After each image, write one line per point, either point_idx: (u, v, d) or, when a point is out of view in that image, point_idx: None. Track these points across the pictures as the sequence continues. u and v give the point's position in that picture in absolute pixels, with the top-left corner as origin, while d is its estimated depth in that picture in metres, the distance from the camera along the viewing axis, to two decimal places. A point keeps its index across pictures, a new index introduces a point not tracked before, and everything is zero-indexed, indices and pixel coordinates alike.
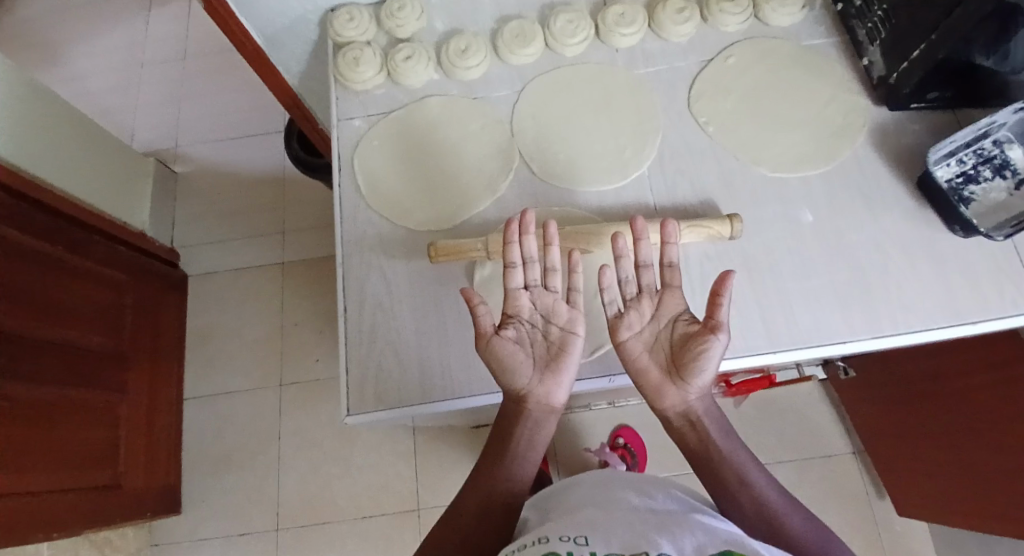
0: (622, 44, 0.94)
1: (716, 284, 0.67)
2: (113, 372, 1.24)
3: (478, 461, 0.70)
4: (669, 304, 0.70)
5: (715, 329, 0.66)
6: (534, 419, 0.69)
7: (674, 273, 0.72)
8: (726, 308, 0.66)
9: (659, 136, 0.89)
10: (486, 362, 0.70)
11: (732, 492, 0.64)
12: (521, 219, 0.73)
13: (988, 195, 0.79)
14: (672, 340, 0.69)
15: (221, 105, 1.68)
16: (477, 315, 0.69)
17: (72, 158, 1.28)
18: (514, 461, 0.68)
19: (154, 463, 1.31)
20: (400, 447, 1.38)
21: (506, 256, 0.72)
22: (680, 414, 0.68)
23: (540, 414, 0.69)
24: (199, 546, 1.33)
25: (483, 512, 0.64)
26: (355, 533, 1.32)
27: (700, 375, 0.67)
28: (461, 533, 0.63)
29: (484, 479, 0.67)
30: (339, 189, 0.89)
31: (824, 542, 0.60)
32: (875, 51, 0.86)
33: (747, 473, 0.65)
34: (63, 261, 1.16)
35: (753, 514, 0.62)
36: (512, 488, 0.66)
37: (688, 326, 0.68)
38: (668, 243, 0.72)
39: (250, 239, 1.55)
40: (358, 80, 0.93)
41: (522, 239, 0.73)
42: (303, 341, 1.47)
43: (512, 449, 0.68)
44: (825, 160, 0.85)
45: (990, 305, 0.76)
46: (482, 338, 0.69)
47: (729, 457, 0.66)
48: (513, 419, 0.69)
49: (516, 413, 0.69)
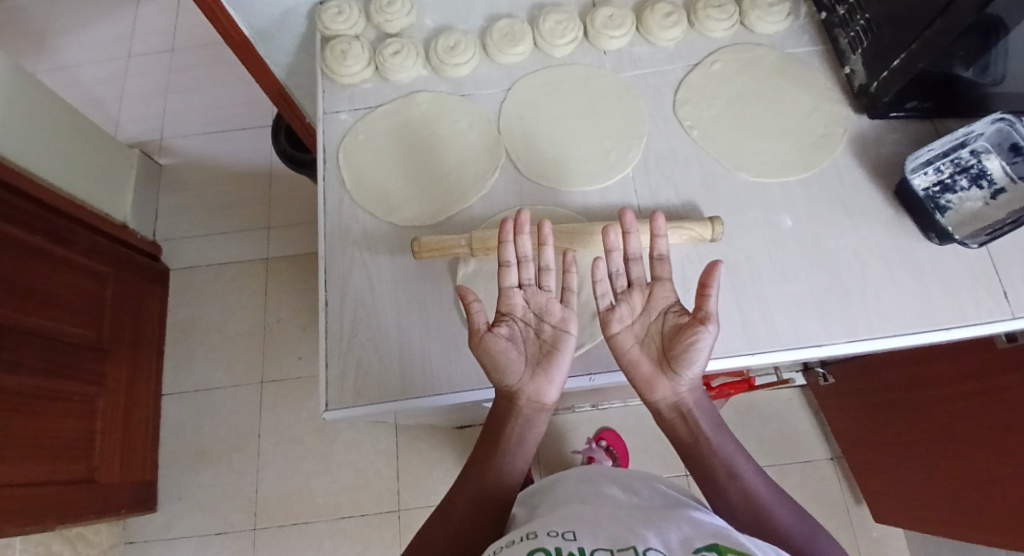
0: (611, 47, 0.95)
1: (705, 272, 0.68)
2: (93, 363, 1.23)
3: (468, 459, 0.70)
4: (661, 296, 0.71)
5: (704, 320, 0.67)
6: (527, 415, 0.69)
7: (663, 265, 0.72)
8: (714, 299, 0.67)
9: (645, 139, 0.90)
10: (478, 360, 0.70)
11: (720, 487, 0.64)
12: (515, 218, 0.72)
13: (964, 205, 0.80)
14: (663, 332, 0.70)
15: (209, 98, 1.66)
16: (471, 312, 0.69)
17: (59, 147, 1.28)
18: (505, 455, 0.68)
19: (131, 457, 1.30)
20: (380, 446, 1.37)
21: (501, 254, 0.72)
22: (671, 406, 0.69)
23: (533, 411, 0.69)
24: (171, 544, 1.31)
25: (474, 506, 0.64)
26: (332, 532, 1.31)
27: (692, 366, 0.67)
28: (450, 525, 0.63)
29: (476, 475, 0.67)
30: (323, 182, 0.89)
31: (811, 536, 0.60)
32: (857, 59, 0.88)
33: (736, 467, 0.65)
34: (45, 250, 1.15)
35: (741, 508, 0.62)
36: (501, 482, 0.66)
37: (678, 318, 0.69)
38: (656, 236, 0.73)
39: (234, 233, 1.54)
40: (346, 74, 0.93)
41: (514, 236, 0.73)
42: (286, 337, 1.46)
43: (501, 444, 0.68)
44: (805, 168, 0.86)
45: (965, 312, 0.78)
46: (474, 336, 0.69)
47: (719, 450, 0.67)
48: (504, 415, 0.70)
49: (507, 408, 0.70)
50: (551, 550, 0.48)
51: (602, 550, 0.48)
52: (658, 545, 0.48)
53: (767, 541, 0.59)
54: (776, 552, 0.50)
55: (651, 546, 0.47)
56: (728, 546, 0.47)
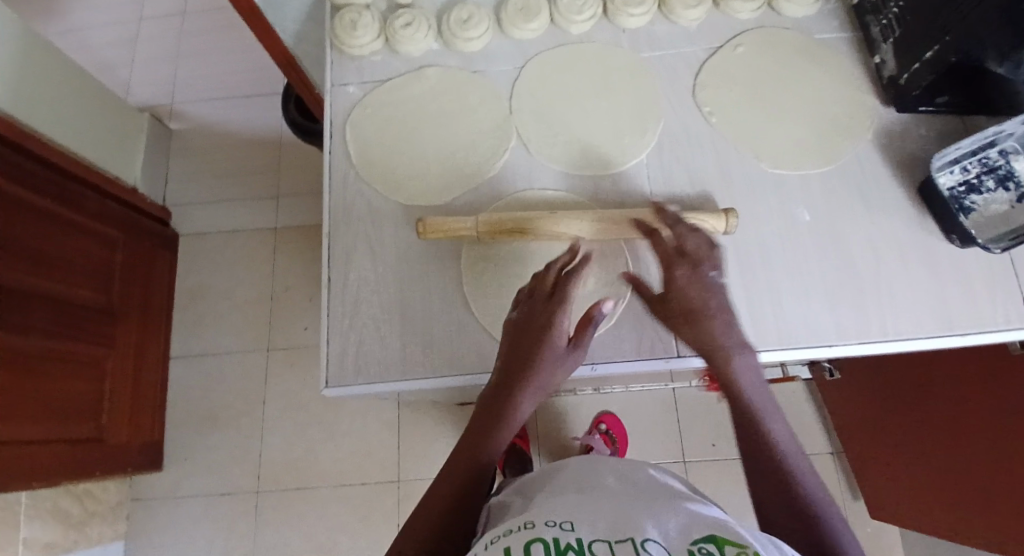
0: (630, 25, 0.91)
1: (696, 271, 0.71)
2: (103, 325, 1.24)
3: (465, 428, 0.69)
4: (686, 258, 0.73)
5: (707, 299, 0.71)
6: (523, 400, 0.67)
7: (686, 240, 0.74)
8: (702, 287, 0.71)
9: (660, 123, 0.87)
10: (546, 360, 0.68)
11: (748, 457, 0.62)
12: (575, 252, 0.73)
13: (989, 207, 0.75)
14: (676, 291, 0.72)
15: (220, 63, 1.64)
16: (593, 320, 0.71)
17: (68, 108, 1.26)
18: (493, 443, 0.66)
19: (140, 417, 1.32)
20: (384, 417, 1.38)
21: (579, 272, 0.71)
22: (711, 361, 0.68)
23: (535, 393, 0.68)
24: (177, 503, 1.34)
25: (469, 487, 0.63)
26: (335, 498, 1.33)
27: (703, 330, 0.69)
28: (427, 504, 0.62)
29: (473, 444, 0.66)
30: (329, 155, 0.88)
31: (836, 527, 0.55)
32: (888, 49, 0.84)
33: (772, 431, 0.63)
34: (54, 213, 1.14)
35: (763, 482, 0.59)
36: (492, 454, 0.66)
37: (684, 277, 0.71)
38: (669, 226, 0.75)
39: (243, 201, 1.53)
40: (355, 45, 0.90)
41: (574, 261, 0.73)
42: (292, 305, 1.46)
43: (495, 423, 0.67)
44: (824, 160, 0.84)
45: (981, 314, 0.75)
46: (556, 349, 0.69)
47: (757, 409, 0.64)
48: (505, 387, 0.68)
49: (501, 398, 0.67)
50: (549, 540, 0.47)
51: (601, 540, 0.47)
52: (657, 537, 0.47)
53: (787, 529, 0.56)
54: (775, 546, 0.48)
55: (649, 538, 0.47)
56: (726, 538, 0.46)
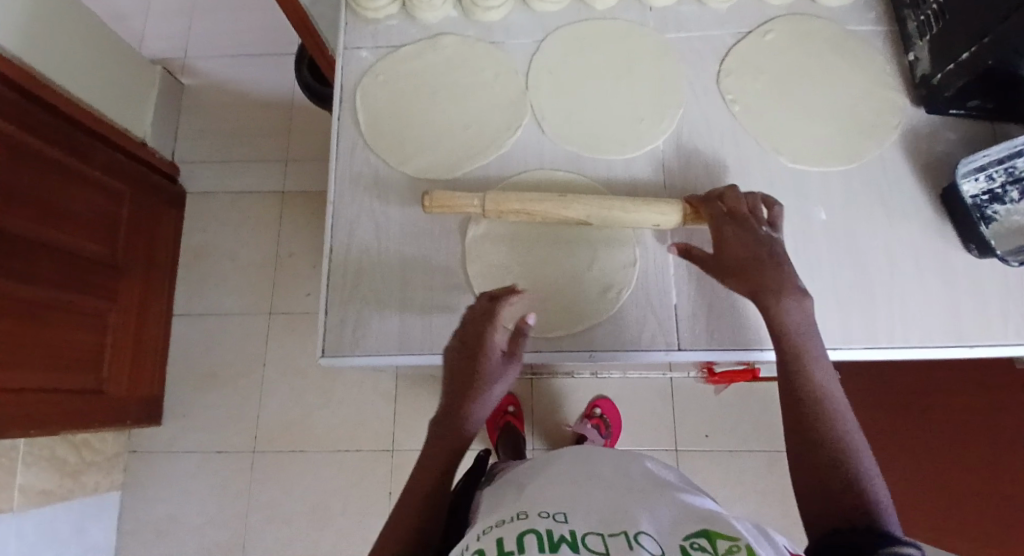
0: (657, 4, 0.88)
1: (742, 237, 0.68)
2: (108, 279, 1.24)
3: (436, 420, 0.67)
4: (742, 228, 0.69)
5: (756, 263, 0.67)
6: (472, 416, 0.65)
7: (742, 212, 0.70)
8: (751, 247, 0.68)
9: (680, 109, 0.84)
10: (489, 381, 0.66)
11: (792, 413, 0.60)
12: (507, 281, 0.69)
13: (1011, 217, 0.75)
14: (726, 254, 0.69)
15: (235, 19, 1.61)
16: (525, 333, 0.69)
17: (80, 57, 1.24)
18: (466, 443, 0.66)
19: (140, 372, 1.33)
20: (381, 388, 1.38)
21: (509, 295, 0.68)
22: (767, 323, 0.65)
23: (481, 408, 0.66)
24: (173, 457, 1.36)
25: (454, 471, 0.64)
26: (328, 463, 1.35)
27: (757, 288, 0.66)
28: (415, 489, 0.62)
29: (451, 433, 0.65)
30: (338, 121, 0.86)
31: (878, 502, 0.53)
32: (923, 46, 0.81)
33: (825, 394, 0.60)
34: (64, 163, 1.14)
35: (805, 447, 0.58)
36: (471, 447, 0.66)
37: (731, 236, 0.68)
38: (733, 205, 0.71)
39: (252, 162, 1.52)
40: (372, 8, 0.88)
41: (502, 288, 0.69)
42: (296, 271, 1.46)
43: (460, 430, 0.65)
44: (845, 158, 0.81)
45: (992, 327, 0.74)
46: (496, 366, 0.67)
47: (806, 361, 0.62)
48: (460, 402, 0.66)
49: (451, 417, 0.65)
50: (542, 532, 0.47)
51: (593, 532, 0.46)
52: (649, 529, 0.47)
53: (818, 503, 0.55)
54: (767, 541, 0.48)
55: (643, 530, 0.46)
56: (719, 532, 0.45)
